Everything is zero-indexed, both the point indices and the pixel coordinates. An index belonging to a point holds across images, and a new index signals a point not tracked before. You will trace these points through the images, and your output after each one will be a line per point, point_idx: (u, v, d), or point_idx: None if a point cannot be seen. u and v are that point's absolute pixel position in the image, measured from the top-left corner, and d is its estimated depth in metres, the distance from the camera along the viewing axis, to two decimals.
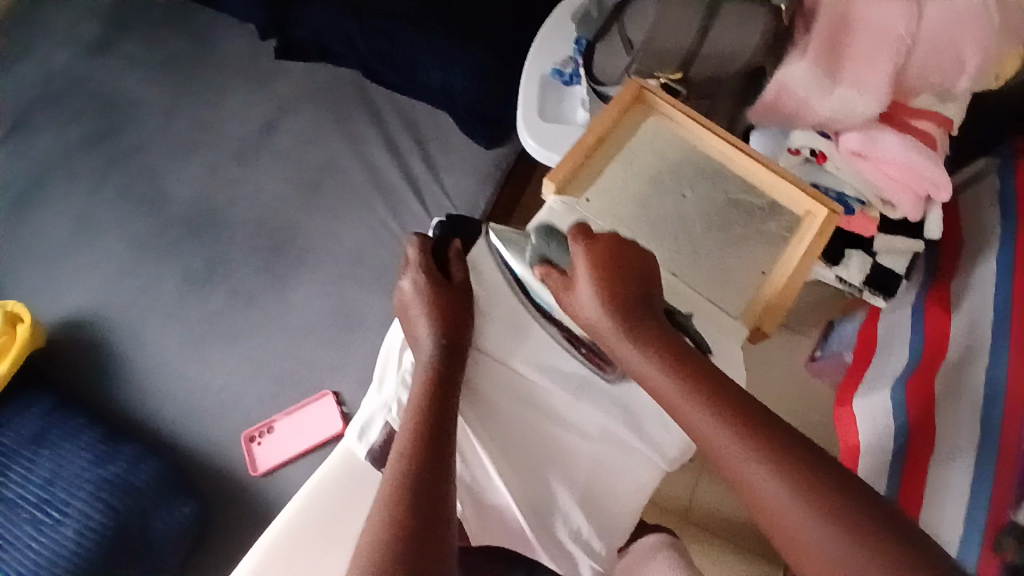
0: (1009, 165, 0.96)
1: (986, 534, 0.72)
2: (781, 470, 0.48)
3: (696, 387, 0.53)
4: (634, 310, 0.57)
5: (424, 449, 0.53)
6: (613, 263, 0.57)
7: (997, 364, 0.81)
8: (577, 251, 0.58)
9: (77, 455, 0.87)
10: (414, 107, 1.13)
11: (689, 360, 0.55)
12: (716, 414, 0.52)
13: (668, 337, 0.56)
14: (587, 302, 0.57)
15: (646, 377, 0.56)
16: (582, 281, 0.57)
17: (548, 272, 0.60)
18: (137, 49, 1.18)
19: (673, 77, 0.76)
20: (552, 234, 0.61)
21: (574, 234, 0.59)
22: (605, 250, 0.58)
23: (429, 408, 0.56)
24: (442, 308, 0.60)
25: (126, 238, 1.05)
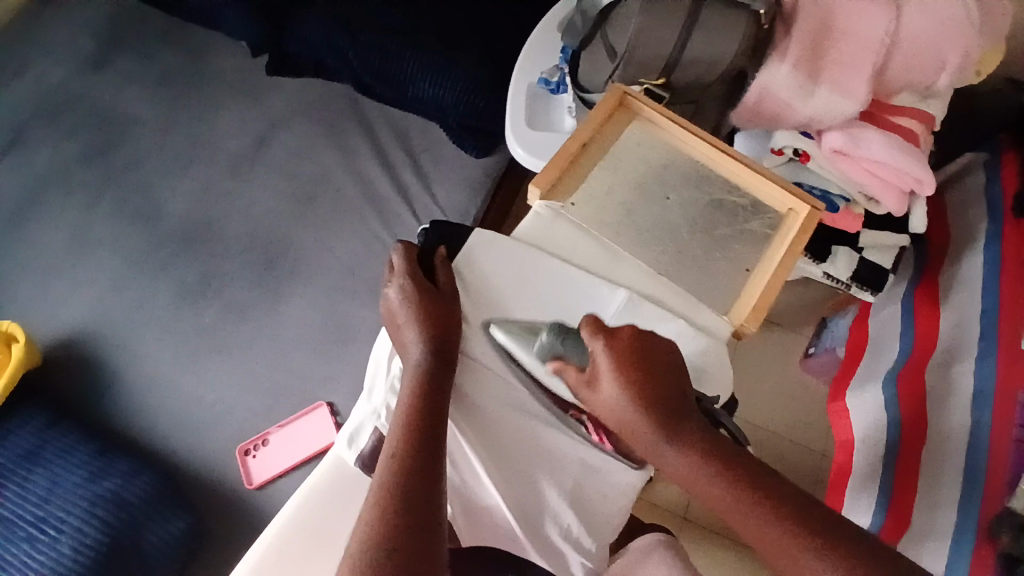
0: (995, 161, 0.97)
1: (981, 530, 0.73)
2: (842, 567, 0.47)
3: (739, 485, 0.51)
4: (668, 411, 0.54)
5: (417, 452, 0.54)
6: (638, 365, 0.54)
7: (987, 360, 0.81)
8: (598, 350, 0.55)
9: (72, 471, 0.87)
10: (404, 118, 1.14)
11: (730, 453, 0.53)
12: (765, 513, 0.50)
13: (708, 436, 0.54)
14: (616, 405, 0.54)
15: (688, 479, 0.53)
16: (608, 386, 0.54)
17: (563, 369, 0.57)
18: (128, 65, 1.19)
19: (657, 84, 0.76)
20: (565, 330, 0.59)
21: (588, 330, 0.57)
22: (628, 351, 0.55)
23: (420, 432, 0.55)
24: (432, 312, 0.60)
25: (119, 253, 1.06)
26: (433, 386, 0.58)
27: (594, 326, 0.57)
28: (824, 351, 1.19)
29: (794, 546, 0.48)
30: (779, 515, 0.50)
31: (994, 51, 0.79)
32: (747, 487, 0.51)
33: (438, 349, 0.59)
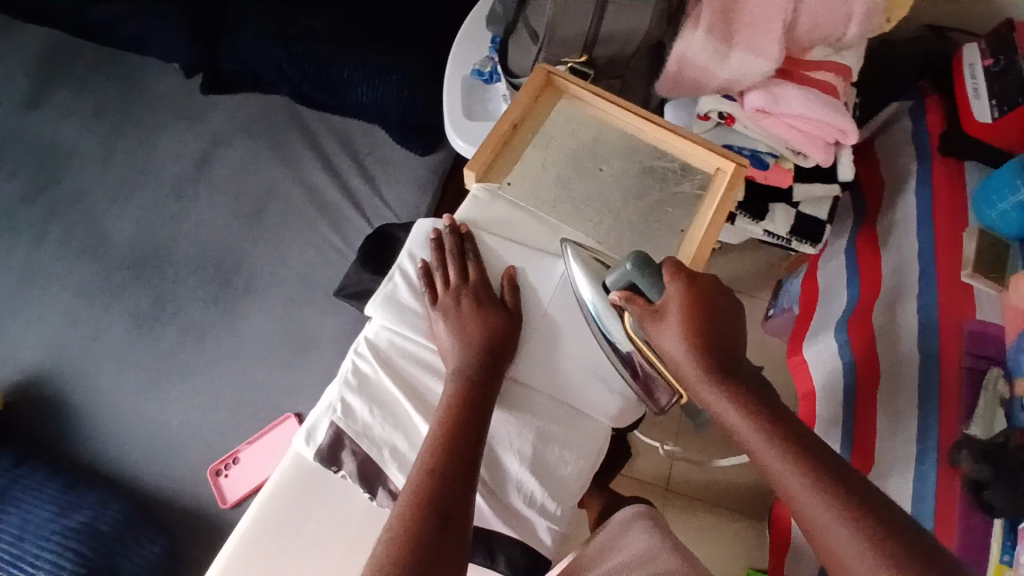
0: (920, 106, 1.01)
1: (940, 458, 0.75)
2: (865, 530, 0.48)
3: (781, 440, 0.53)
4: (726, 354, 0.56)
5: (463, 429, 0.57)
6: (704, 310, 0.56)
7: (930, 295, 0.85)
8: (674, 288, 0.57)
9: (42, 507, 0.87)
10: (346, 124, 1.15)
11: (772, 406, 0.55)
12: (805, 471, 0.51)
13: (760, 392, 0.55)
14: (676, 342, 0.56)
15: (731, 420, 0.55)
16: (677, 322, 0.56)
17: (631, 300, 0.58)
18: (60, 99, 1.18)
19: (580, 61, 0.78)
20: (645, 262, 0.58)
21: (670, 270, 0.57)
22: (699, 295, 0.56)
23: (461, 420, 0.58)
24: (484, 304, 0.63)
25: (69, 287, 1.05)
26: (484, 368, 0.61)
27: (675, 269, 0.57)
28: (782, 311, 1.22)
29: (825, 503, 0.50)
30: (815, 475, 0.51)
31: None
32: (796, 447, 0.53)
33: (494, 335, 0.62)
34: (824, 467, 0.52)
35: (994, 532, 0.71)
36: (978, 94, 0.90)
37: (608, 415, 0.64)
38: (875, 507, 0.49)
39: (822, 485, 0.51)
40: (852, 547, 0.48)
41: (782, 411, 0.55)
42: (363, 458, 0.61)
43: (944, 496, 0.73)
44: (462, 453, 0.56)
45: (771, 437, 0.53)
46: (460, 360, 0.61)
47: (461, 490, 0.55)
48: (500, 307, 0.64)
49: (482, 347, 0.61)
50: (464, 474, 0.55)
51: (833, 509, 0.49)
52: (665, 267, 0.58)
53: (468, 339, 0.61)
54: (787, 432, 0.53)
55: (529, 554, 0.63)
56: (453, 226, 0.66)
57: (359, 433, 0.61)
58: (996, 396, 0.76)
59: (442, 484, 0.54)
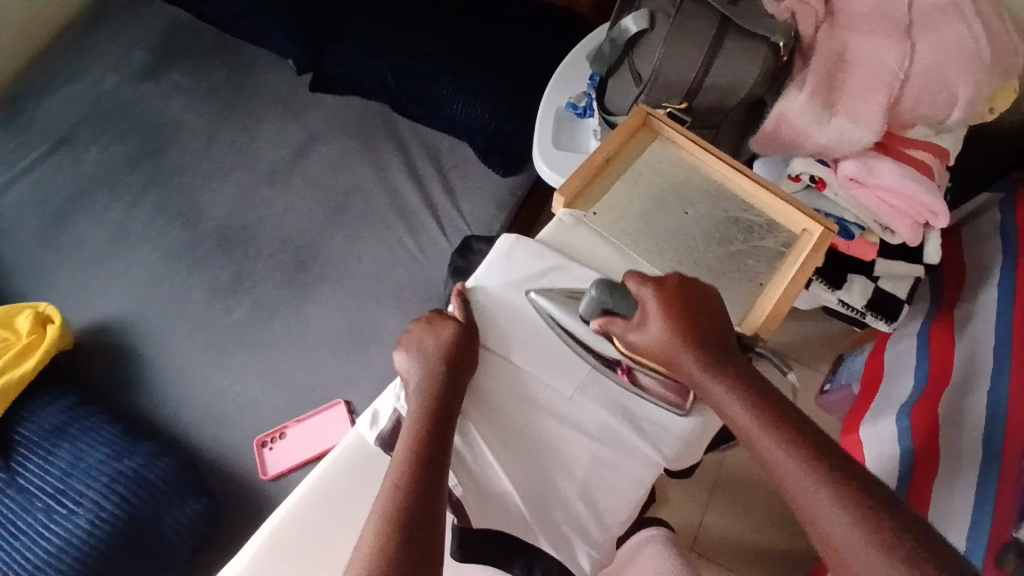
0: (1010, 199, 0.98)
1: (990, 558, 0.71)
2: (835, 488, 0.52)
3: (785, 431, 0.55)
4: (710, 342, 0.59)
5: (432, 444, 0.57)
6: (687, 304, 0.60)
7: (1000, 389, 0.81)
8: (646, 292, 0.61)
9: (96, 448, 0.91)
10: (435, 136, 1.19)
11: (756, 387, 0.58)
12: (784, 440, 0.55)
13: (744, 370, 0.59)
14: (661, 339, 0.59)
15: (718, 400, 0.58)
16: (660, 317, 0.59)
17: (611, 322, 0.61)
18: (179, 77, 1.27)
19: (679, 107, 0.80)
20: (610, 287, 0.62)
21: (633, 281, 0.62)
22: (676, 291, 0.60)
23: (426, 434, 0.57)
24: (439, 325, 0.63)
25: (158, 249, 1.11)
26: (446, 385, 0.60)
27: (639, 278, 0.62)
28: (840, 386, 1.19)
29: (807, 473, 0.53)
30: (794, 441, 0.55)
31: (1007, 89, 0.81)
32: (776, 419, 0.56)
33: (446, 347, 0.61)
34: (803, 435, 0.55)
35: None
36: None
37: (663, 455, 0.62)
38: (845, 465, 0.53)
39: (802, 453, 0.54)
40: (826, 507, 0.51)
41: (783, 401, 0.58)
42: None
43: None
44: (424, 482, 0.54)
45: (757, 412, 0.56)
46: (422, 381, 0.61)
47: (432, 512, 0.54)
48: (452, 321, 0.64)
49: (437, 361, 0.60)
50: (436, 494, 0.55)
51: (808, 472, 0.53)
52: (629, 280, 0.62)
53: (426, 355, 0.62)
54: (774, 407, 0.57)
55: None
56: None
57: None
58: None
59: (415, 501, 0.53)
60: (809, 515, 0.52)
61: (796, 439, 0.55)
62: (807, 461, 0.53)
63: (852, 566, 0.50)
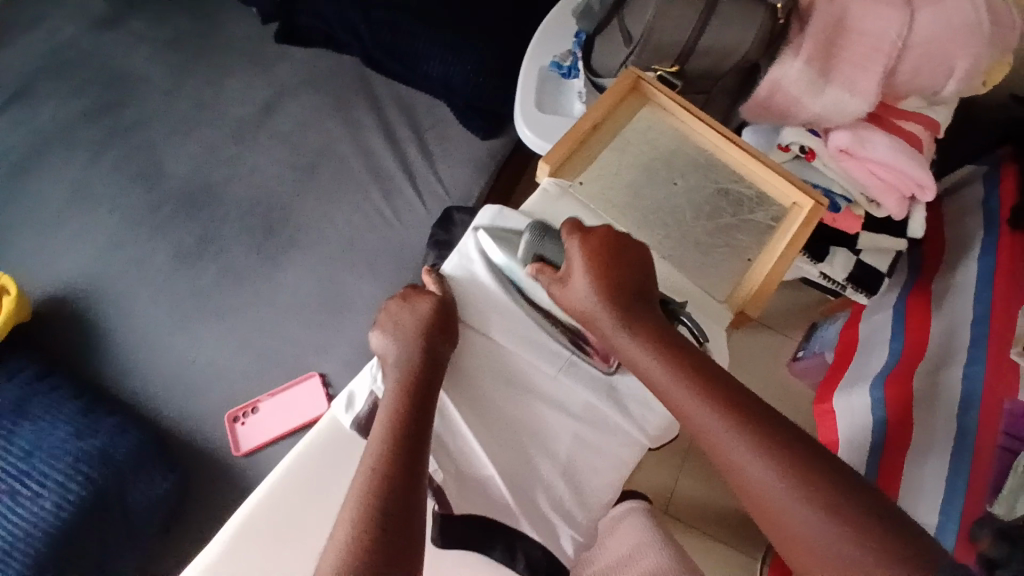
0: (995, 173, 0.98)
1: (962, 530, 0.72)
2: (767, 447, 0.50)
3: (704, 388, 0.54)
4: (631, 301, 0.59)
5: (411, 423, 0.55)
6: (612, 256, 0.59)
7: (975, 366, 0.82)
8: (572, 245, 0.60)
9: (58, 427, 0.87)
10: (411, 95, 1.13)
11: (675, 344, 0.57)
12: (704, 398, 0.53)
13: (661, 328, 0.58)
14: (582, 293, 0.59)
15: (638, 361, 0.57)
16: (581, 276, 0.59)
17: (541, 270, 0.61)
18: (137, 26, 1.18)
19: (670, 71, 0.77)
20: (545, 228, 0.62)
21: (568, 228, 0.61)
22: (599, 248, 0.60)
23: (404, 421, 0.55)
24: (415, 302, 0.61)
25: (118, 212, 1.05)
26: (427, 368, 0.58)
27: (572, 226, 0.61)
28: (813, 354, 1.19)
29: (729, 430, 0.51)
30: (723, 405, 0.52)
31: (1001, 64, 0.80)
32: (694, 376, 0.55)
33: (423, 320, 0.60)
34: (732, 397, 0.53)
35: None
36: None
37: (646, 434, 0.63)
38: (763, 413, 0.52)
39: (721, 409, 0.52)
40: (757, 470, 0.49)
41: (700, 355, 0.57)
42: None
43: None
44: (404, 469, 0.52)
45: (672, 370, 0.55)
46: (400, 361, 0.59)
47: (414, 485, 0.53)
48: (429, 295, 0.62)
49: (416, 337, 0.59)
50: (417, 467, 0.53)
51: (734, 434, 0.51)
52: (563, 227, 0.62)
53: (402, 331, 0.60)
54: (693, 363, 0.56)
55: (550, 560, 0.61)
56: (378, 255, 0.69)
57: None
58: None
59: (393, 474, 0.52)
60: (744, 483, 0.50)
61: (715, 395, 0.53)
62: (737, 424, 0.51)
63: (780, 518, 0.48)
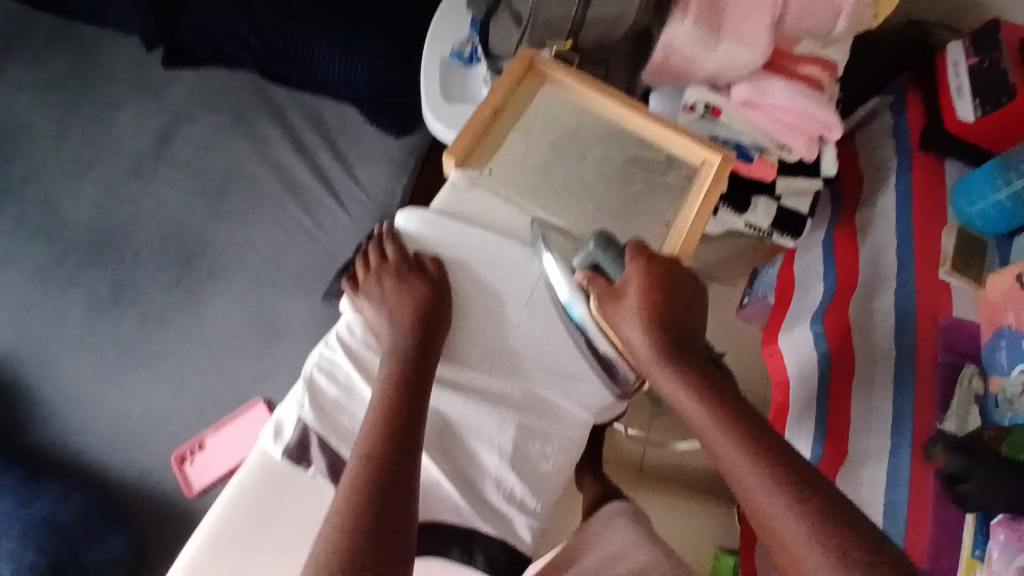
0: (900, 101, 1.00)
1: (915, 449, 0.74)
2: (785, 484, 0.49)
3: (740, 433, 0.52)
4: (677, 339, 0.57)
5: (394, 440, 0.54)
6: (667, 288, 0.57)
7: (904, 289, 0.84)
8: (633, 266, 0.57)
9: (0, 501, 0.84)
10: (316, 102, 1.10)
11: (719, 390, 0.55)
12: (739, 442, 0.52)
13: (706, 372, 0.56)
14: (632, 321, 0.57)
15: (679, 402, 0.55)
16: (636, 301, 0.57)
17: (593, 280, 0.59)
18: (15, 70, 1.12)
19: (565, 47, 0.74)
20: (609, 242, 0.59)
21: (631, 251, 0.58)
22: (661, 273, 0.57)
23: (388, 447, 0.53)
24: (405, 279, 0.62)
25: (24, 270, 0.99)
26: (419, 349, 0.59)
27: (637, 249, 0.58)
28: (756, 299, 1.20)
29: (766, 483, 0.49)
30: (744, 441, 0.52)
31: None
32: (737, 424, 0.53)
33: (417, 308, 0.60)
34: (755, 431, 0.52)
35: (966, 524, 0.70)
36: (961, 93, 0.89)
37: (589, 411, 0.66)
38: (796, 463, 0.50)
39: (755, 456, 0.51)
40: (790, 521, 0.47)
41: (737, 398, 0.55)
42: (333, 458, 0.60)
43: (917, 492, 0.72)
44: (394, 489, 0.51)
45: (717, 416, 0.53)
46: (392, 346, 0.60)
47: (407, 496, 0.51)
48: (423, 278, 0.62)
49: (409, 321, 0.60)
50: (411, 474, 0.53)
51: (770, 483, 0.49)
52: (628, 245, 0.59)
53: (396, 314, 0.61)
54: (735, 409, 0.54)
55: (509, 555, 0.61)
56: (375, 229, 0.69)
57: (327, 429, 0.60)
58: (971, 392, 0.75)
59: (383, 484, 0.51)
60: (774, 533, 0.48)
61: (752, 441, 0.52)
62: (766, 468, 0.50)
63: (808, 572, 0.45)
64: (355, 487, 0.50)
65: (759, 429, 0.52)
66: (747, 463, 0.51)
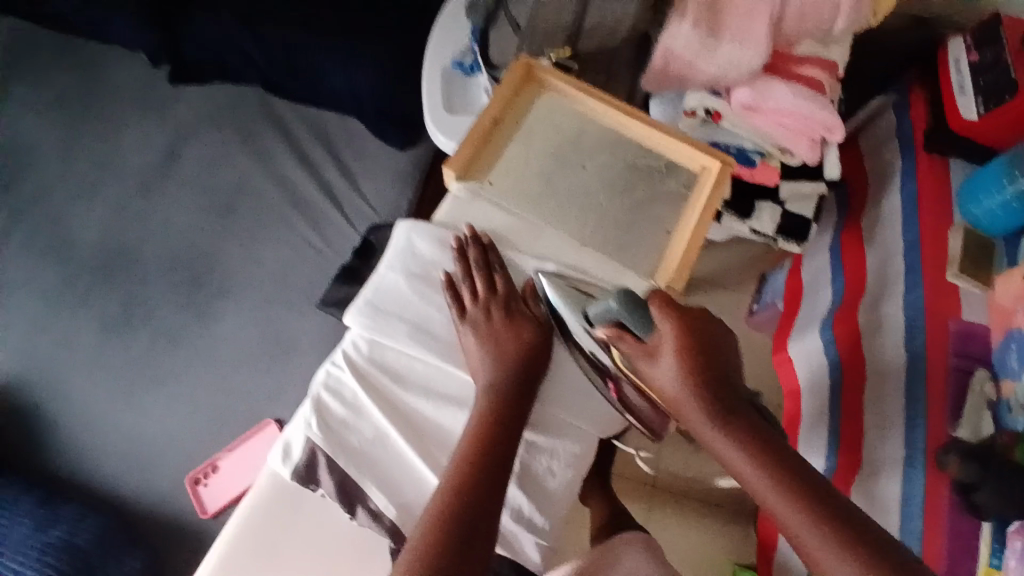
0: (904, 100, 0.99)
1: (928, 456, 0.73)
2: (846, 543, 0.47)
3: (797, 491, 0.50)
4: (718, 394, 0.54)
5: (473, 494, 0.54)
6: (699, 350, 0.54)
7: (915, 293, 0.83)
8: (665, 326, 0.54)
9: (20, 522, 0.85)
10: (319, 117, 1.11)
11: (768, 442, 0.53)
12: (794, 500, 0.50)
13: (752, 427, 0.53)
14: (670, 381, 0.54)
15: (726, 460, 0.53)
16: (669, 361, 0.54)
17: (621, 338, 0.55)
18: (25, 94, 1.13)
19: (564, 54, 0.77)
20: (632, 302, 0.55)
21: (657, 303, 0.55)
22: (690, 337, 0.54)
23: (462, 498, 0.53)
24: (515, 317, 0.63)
25: (35, 293, 1.00)
26: (525, 392, 0.61)
27: (662, 301, 0.55)
28: (767, 305, 1.20)
29: (829, 543, 0.48)
30: (802, 497, 0.50)
31: None
32: (790, 478, 0.51)
33: (529, 350, 0.62)
34: (812, 488, 0.50)
35: (982, 535, 0.68)
36: (964, 90, 0.89)
37: (597, 426, 0.64)
38: (857, 522, 0.49)
39: (814, 514, 0.49)
40: None
41: (786, 449, 0.53)
42: (341, 476, 0.60)
43: (933, 503, 0.71)
44: (467, 545, 0.51)
45: (771, 473, 0.51)
46: (492, 379, 0.60)
47: (485, 552, 0.52)
48: (532, 319, 0.64)
49: (516, 361, 0.61)
50: (489, 533, 0.53)
51: (830, 544, 0.48)
52: (651, 301, 0.55)
53: (502, 351, 0.61)
54: (786, 463, 0.52)
55: (516, 568, 0.63)
56: (473, 236, 0.65)
57: (334, 449, 0.60)
58: (983, 397, 0.74)
59: (470, 523, 0.52)
60: None
61: (808, 499, 0.50)
62: (830, 530, 0.48)
63: None
64: (440, 520, 0.52)
65: (815, 483, 0.51)
66: (804, 521, 0.49)
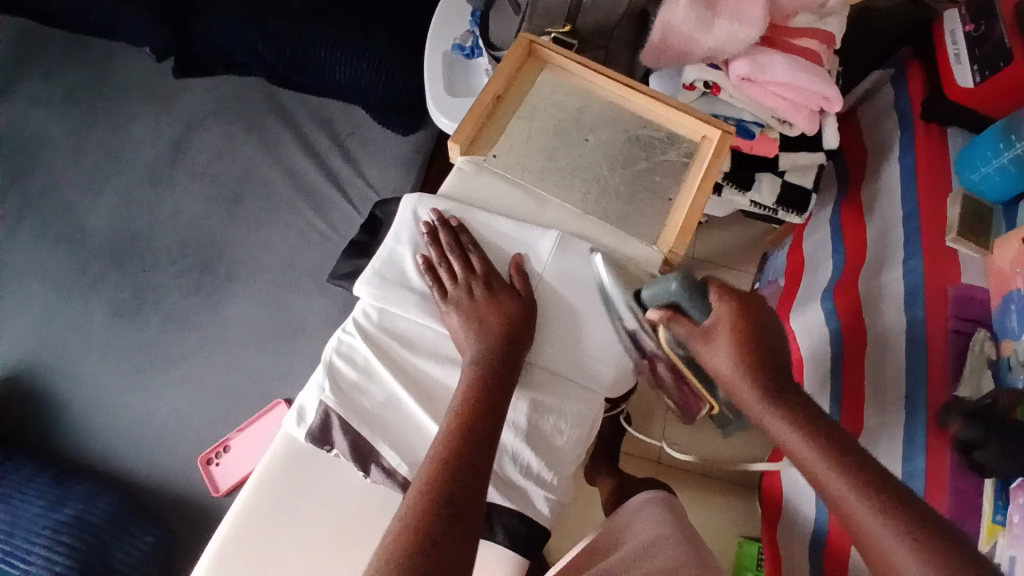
0: (901, 74, 1.01)
1: (930, 418, 0.74)
2: (897, 520, 0.49)
3: (853, 472, 0.51)
4: (772, 375, 0.56)
5: (463, 459, 0.55)
6: (751, 334, 0.56)
7: (913, 260, 0.84)
8: (721, 309, 0.57)
9: (32, 502, 0.87)
10: (323, 104, 1.12)
11: (824, 426, 0.55)
12: (849, 481, 0.51)
13: (810, 411, 0.55)
14: (723, 360, 0.57)
15: (784, 438, 0.55)
16: (726, 342, 0.56)
17: (674, 319, 0.58)
18: (33, 86, 1.15)
19: (564, 31, 0.77)
20: (692, 287, 0.58)
21: (717, 290, 0.58)
22: (745, 320, 0.56)
23: (456, 460, 0.55)
24: (496, 291, 0.64)
25: (46, 280, 1.02)
26: (506, 361, 0.61)
27: (721, 287, 0.58)
28: (768, 284, 1.21)
29: (880, 519, 0.49)
30: (856, 478, 0.51)
31: None
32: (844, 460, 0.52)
33: (510, 321, 0.62)
34: (872, 472, 0.52)
35: (986, 492, 0.69)
36: (959, 60, 0.90)
37: (603, 387, 0.66)
38: (915, 508, 0.49)
39: (866, 494, 0.50)
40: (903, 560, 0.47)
41: (847, 438, 0.54)
42: (355, 437, 0.64)
43: (934, 464, 0.72)
44: (457, 503, 0.52)
45: (825, 452, 0.53)
46: (477, 352, 0.61)
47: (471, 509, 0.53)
48: (513, 291, 0.64)
49: (497, 335, 0.61)
50: (475, 491, 0.54)
51: (881, 519, 0.49)
52: (710, 288, 0.58)
53: (483, 325, 0.62)
54: (843, 447, 0.53)
55: (527, 526, 0.65)
56: (442, 219, 0.66)
57: (347, 411, 0.64)
58: (983, 357, 0.74)
59: (456, 482, 0.54)
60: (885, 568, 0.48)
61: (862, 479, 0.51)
62: (883, 508, 0.49)
63: None
64: (434, 483, 0.54)
65: (874, 467, 0.52)
66: (855, 497, 0.50)
